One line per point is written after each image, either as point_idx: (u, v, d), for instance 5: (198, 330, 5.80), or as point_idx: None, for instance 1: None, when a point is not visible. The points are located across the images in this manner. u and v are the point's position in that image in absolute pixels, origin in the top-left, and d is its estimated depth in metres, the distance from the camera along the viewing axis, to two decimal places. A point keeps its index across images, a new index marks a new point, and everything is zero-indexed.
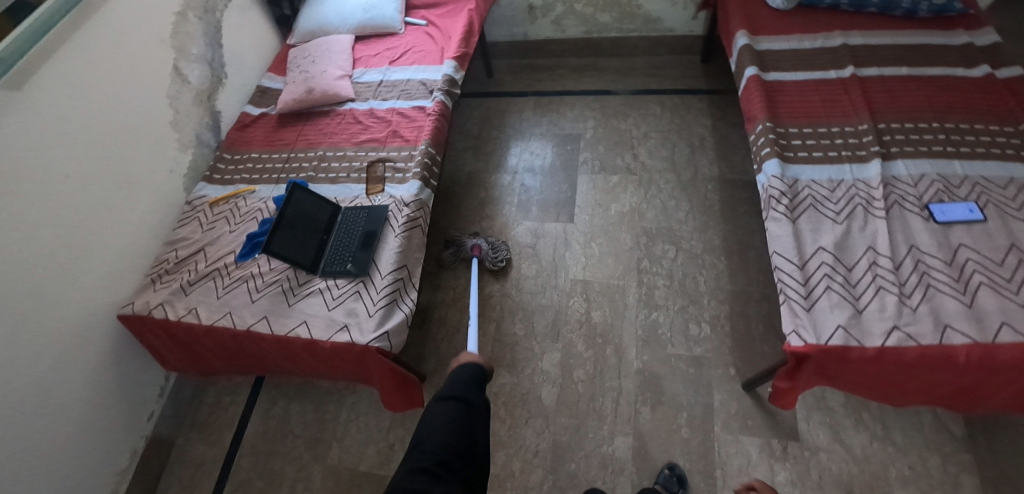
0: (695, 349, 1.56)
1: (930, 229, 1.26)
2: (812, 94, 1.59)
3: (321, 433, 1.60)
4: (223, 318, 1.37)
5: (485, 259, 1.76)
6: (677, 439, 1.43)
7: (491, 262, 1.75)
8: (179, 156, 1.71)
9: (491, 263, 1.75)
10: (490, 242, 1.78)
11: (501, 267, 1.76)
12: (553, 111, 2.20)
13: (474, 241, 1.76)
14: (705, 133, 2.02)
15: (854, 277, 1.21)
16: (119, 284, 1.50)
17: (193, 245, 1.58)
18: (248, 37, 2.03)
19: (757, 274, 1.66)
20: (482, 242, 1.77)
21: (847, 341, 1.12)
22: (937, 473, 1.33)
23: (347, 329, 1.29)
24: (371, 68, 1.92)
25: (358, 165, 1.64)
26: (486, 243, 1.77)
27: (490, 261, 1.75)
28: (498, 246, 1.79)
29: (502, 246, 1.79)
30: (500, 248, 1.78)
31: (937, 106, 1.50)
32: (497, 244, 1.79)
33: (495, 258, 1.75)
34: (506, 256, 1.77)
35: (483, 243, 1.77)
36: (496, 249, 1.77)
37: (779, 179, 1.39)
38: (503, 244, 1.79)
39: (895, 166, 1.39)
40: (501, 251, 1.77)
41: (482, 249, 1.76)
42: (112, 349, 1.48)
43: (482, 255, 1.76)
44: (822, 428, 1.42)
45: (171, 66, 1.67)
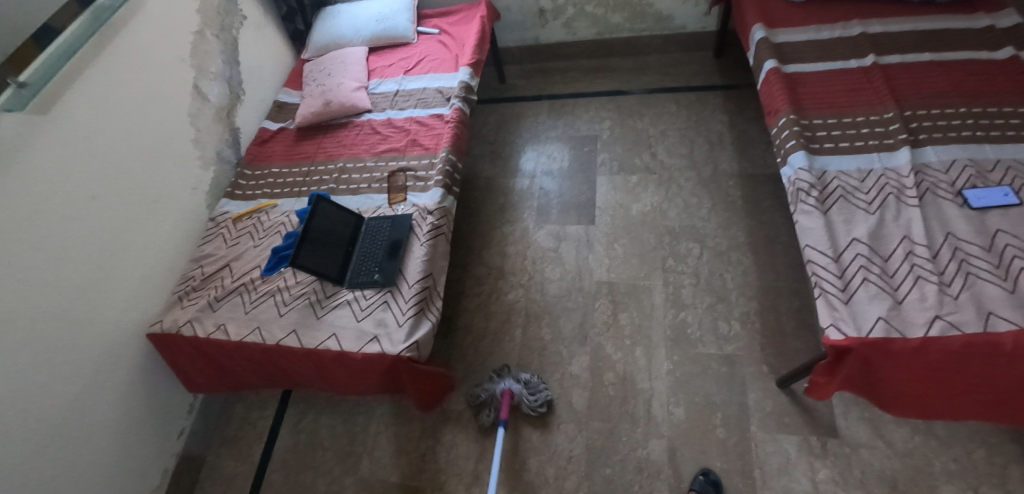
0: (726, 347, 1.54)
1: (965, 215, 1.24)
2: (834, 84, 1.57)
3: (351, 445, 1.59)
4: (252, 333, 1.37)
5: (523, 402, 1.49)
6: (713, 440, 1.41)
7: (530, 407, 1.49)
8: (202, 173, 1.73)
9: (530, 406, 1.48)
10: (523, 378, 1.51)
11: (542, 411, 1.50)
12: (568, 114, 2.20)
13: (504, 386, 1.48)
14: (723, 128, 2.01)
15: (891, 268, 1.19)
16: (147, 302, 1.51)
17: (219, 261, 1.59)
18: (264, 54, 2.05)
19: (785, 268, 1.64)
20: (514, 385, 1.49)
21: (888, 333, 1.09)
22: (984, 466, 1.29)
23: (377, 339, 1.28)
24: (386, 79, 1.93)
25: (379, 175, 1.65)
26: (519, 384, 1.49)
27: (529, 407, 1.48)
28: (532, 383, 1.51)
29: (537, 382, 1.51)
30: (535, 386, 1.51)
31: (964, 89, 1.48)
32: (531, 381, 1.51)
33: (535, 404, 1.48)
34: (544, 391, 1.50)
35: (515, 385, 1.49)
36: (532, 388, 1.50)
37: (806, 171, 1.37)
38: (540, 382, 1.52)
39: (924, 153, 1.37)
40: (539, 391, 1.50)
41: (517, 393, 1.48)
42: (142, 367, 1.48)
43: (516, 399, 1.49)
44: (861, 423, 1.39)
45: (191, 85, 1.69)
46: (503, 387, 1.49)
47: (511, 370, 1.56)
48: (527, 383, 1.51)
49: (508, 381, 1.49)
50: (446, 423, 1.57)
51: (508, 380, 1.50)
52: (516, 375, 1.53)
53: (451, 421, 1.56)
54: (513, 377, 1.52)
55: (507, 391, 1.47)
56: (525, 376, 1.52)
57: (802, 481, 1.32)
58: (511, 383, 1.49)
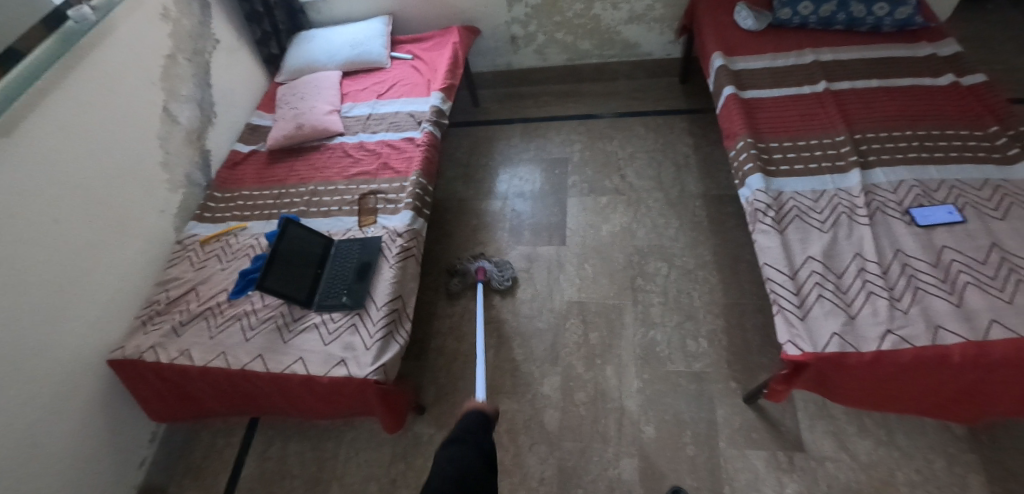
0: (694, 364, 1.56)
1: (913, 233, 1.30)
2: (789, 108, 1.65)
3: (319, 472, 1.55)
4: (217, 358, 1.35)
5: (493, 279, 1.77)
6: (683, 457, 1.42)
7: (499, 284, 1.77)
8: (170, 196, 1.71)
9: (498, 281, 1.77)
10: (493, 259, 1.80)
11: (509, 285, 1.78)
12: (540, 136, 2.24)
13: (478, 263, 1.78)
14: (688, 151, 2.07)
15: (845, 284, 1.24)
16: (108, 328, 1.47)
17: (185, 285, 1.56)
18: (237, 78, 2.06)
19: (750, 286, 1.69)
20: (487, 262, 1.79)
21: (843, 348, 1.13)
22: (943, 475, 1.33)
23: (344, 363, 1.27)
24: (359, 103, 1.95)
25: (349, 197, 1.65)
26: (491, 264, 1.79)
27: (499, 280, 1.77)
28: (502, 264, 1.80)
29: (505, 263, 1.81)
30: (504, 265, 1.80)
31: (910, 113, 1.56)
32: (501, 262, 1.81)
33: (502, 276, 1.77)
34: (511, 269, 1.80)
35: (487, 263, 1.78)
36: (501, 267, 1.79)
37: (763, 192, 1.43)
38: (507, 263, 1.81)
39: (874, 174, 1.43)
40: (506, 269, 1.79)
41: (487, 271, 1.77)
42: (101, 396, 1.44)
43: (487, 276, 1.77)
44: (826, 437, 1.42)
45: (161, 108, 1.69)
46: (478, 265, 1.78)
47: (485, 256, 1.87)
48: (497, 263, 1.81)
49: (482, 261, 1.79)
50: (418, 446, 1.55)
51: (482, 260, 1.80)
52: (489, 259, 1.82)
53: (422, 444, 1.54)
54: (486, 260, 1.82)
55: (480, 267, 1.76)
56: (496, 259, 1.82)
57: None
58: (484, 262, 1.78)
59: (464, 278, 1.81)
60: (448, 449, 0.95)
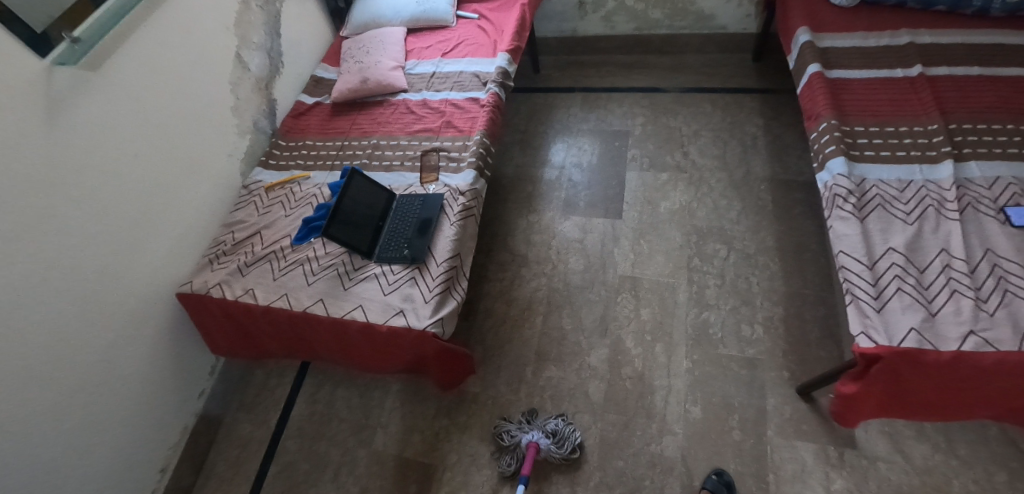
0: (748, 350, 1.53)
1: (1007, 233, 1.21)
2: (878, 91, 1.54)
3: (366, 418, 1.61)
4: (280, 299, 1.39)
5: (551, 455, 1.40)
6: (729, 441, 1.40)
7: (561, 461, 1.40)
8: (238, 141, 1.76)
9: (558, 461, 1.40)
10: (549, 430, 1.42)
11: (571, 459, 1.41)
12: (601, 107, 2.19)
13: (529, 438, 1.40)
14: (758, 132, 1.98)
15: (927, 279, 1.17)
16: (178, 262, 1.54)
17: (250, 227, 1.61)
18: (304, 28, 2.07)
19: (813, 275, 1.62)
20: (540, 439, 1.40)
21: (920, 344, 1.08)
22: (1005, 489, 1.27)
23: (403, 313, 1.30)
24: (424, 60, 1.94)
25: (412, 154, 1.66)
26: (546, 438, 1.41)
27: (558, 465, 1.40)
28: (564, 440, 1.41)
29: (565, 435, 1.42)
30: (563, 439, 1.41)
31: (1013, 106, 1.44)
32: (561, 432, 1.42)
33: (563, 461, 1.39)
34: (573, 445, 1.41)
35: (541, 438, 1.40)
36: (559, 441, 1.41)
37: (845, 177, 1.35)
38: (569, 431, 1.42)
39: (968, 168, 1.34)
40: (567, 442, 1.41)
41: (542, 447, 1.40)
42: (169, 326, 1.51)
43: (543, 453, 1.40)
44: (881, 436, 1.37)
45: (233, 54, 1.72)
46: (528, 441, 1.40)
47: (538, 418, 1.48)
48: (555, 436, 1.42)
49: (534, 433, 1.41)
50: (462, 404, 1.58)
51: (535, 430, 1.42)
52: (543, 425, 1.44)
53: (466, 402, 1.57)
54: (540, 427, 1.44)
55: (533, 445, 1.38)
56: (552, 427, 1.43)
57: (817, 490, 1.31)
58: (537, 435, 1.40)
59: (513, 452, 1.43)
60: None
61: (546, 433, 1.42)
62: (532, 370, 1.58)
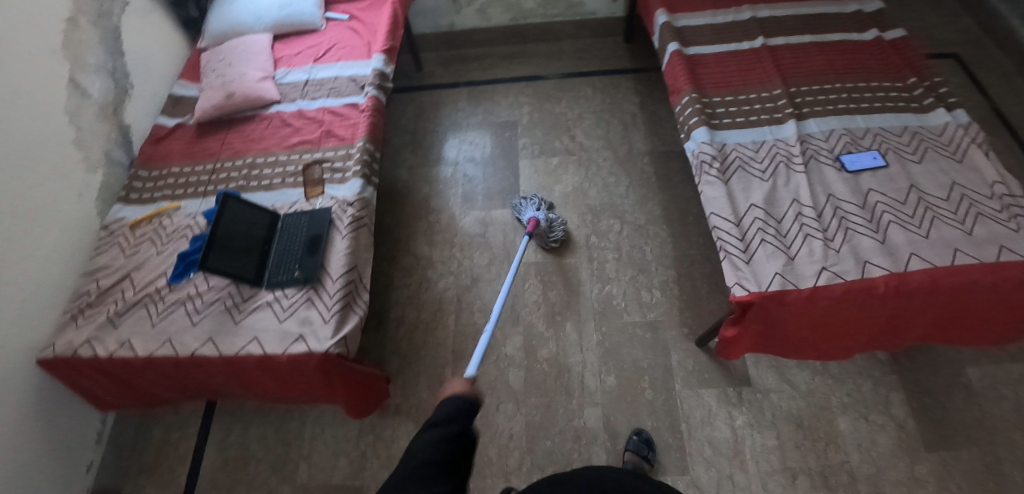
0: (649, 314, 1.63)
1: (843, 178, 1.40)
2: (729, 63, 1.70)
3: (285, 453, 1.52)
4: (162, 347, 1.27)
5: (543, 233, 1.74)
6: (643, 401, 1.50)
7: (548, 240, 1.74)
8: (88, 178, 1.57)
9: (547, 240, 1.75)
10: (550, 215, 1.75)
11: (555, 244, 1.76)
12: (487, 100, 2.21)
13: (533, 215, 1.74)
14: (635, 110, 2.10)
15: (784, 228, 1.32)
16: (33, 323, 1.35)
17: (116, 272, 1.45)
18: (152, 44, 1.87)
19: (696, 237, 1.76)
20: (541, 217, 1.73)
21: (784, 286, 1.21)
22: (870, 396, 1.48)
23: (302, 339, 1.23)
24: (294, 68, 1.84)
25: (292, 169, 1.57)
26: (545, 218, 1.74)
27: (545, 241, 1.75)
28: (555, 225, 1.75)
29: (558, 223, 1.76)
30: (557, 226, 1.75)
31: (838, 67, 1.65)
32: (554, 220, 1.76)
33: (551, 239, 1.74)
34: (562, 233, 1.75)
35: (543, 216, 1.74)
36: (553, 225, 1.75)
37: (708, 144, 1.48)
38: (561, 223, 1.77)
39: (808, 125, 1.52)
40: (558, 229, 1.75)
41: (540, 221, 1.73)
42: (34, 398, 1.33)
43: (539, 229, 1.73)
44: (770, 371, 1.54)
45: (66, 79, 1.52)
46: (530, 214, 1.75)
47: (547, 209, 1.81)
48: (552, 222, 1.75)
49: (539, 212, 1.74)
50: (386, 417, 1.54)
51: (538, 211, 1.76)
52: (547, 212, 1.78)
53: (390, 415, 1.54)
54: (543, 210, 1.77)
55: (535, 220, 1.70)
56: (552, 216, 1.76)
57: (722, 429, 1.45)
58: (541, 214, 1.74)
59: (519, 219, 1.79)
60: (430, 431, 0.87)
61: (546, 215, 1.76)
62: (452, 369, 1.58)
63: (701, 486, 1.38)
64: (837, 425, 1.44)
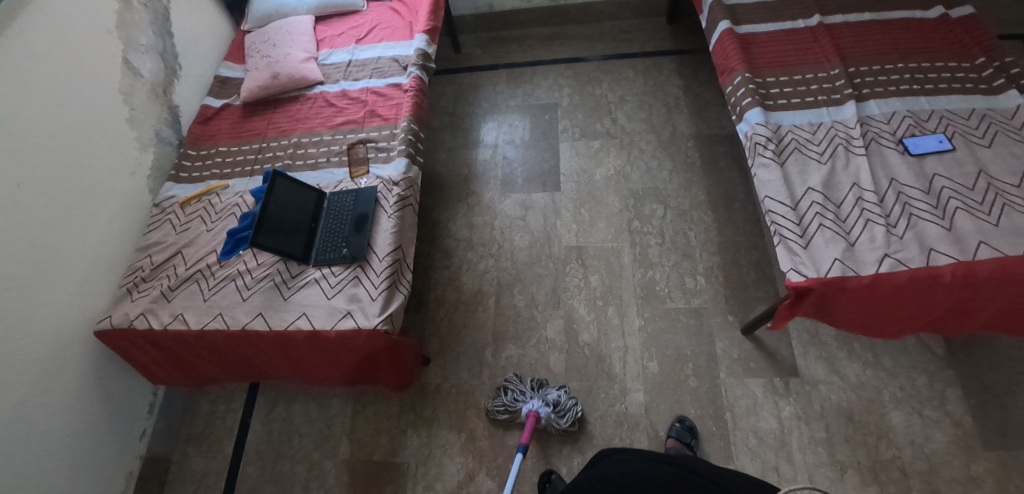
0: (693, 301, 1.60)
1: (906, 162, 1.34)
2: (783, 42, 1.63)
3: (328, 428, 1.55)
4: (214, 321, 1.31)
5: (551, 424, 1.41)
6: (686, 389, 1.47)
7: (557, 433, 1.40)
8: (141, 156, 1.60)
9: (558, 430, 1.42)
10: (551, 402, 1.41)
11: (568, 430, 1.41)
12: (526, 82, 2.18)
13: (529, 407, 1.40)
14: (679, 92, 2.04)
15: (843, 213, 1.27)
16: (90, 296, 1.40)
17: (169, 248, 1.49)
18: (200, 25, 1.90)
19: (743, 222, 1.72)
20: (542, 411, 1.39)
21: (844, 272, 1.17)
22: (926, 391, 1.42)
23: (350, 315, 1.25)
24: (337, 49, 1.84)
25: (337, 148, 1.58)
26: (546, 409, 1.40)
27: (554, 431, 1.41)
28: (562, 407, 1.42)
29: (566, 407, 1.42)
30: (566, 412, 1.41)
31: (901, 46, 1.57)
32: (559, 402, 1.42)
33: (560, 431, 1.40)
34: (573, 418, 1.41)
35: (542, 408, 1.40)
36: (559, 412, 1.41)
37: (762, 126, 1.43)
38: (569, 404, 1.42)
39: (868, 106, 1.46)
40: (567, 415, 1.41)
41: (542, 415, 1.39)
42: (92, 366, 1.38)
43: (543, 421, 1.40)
44: (819, 362, 1.49)
45: (119, 59, 1.55)
46: (527, 409, 1.41)
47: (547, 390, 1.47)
48: (555, 407, 1.41)
49: (535, 403, 1.40)
50: (426, 396, 1.55)
51: (534, 400, 1.42)
52: (542, 394, 1.43)
53: (430, 394, 1.55)
54: (540, 396, 1.43)
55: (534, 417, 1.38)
56: (554, 399, 1.42)
57: (768, 419, 1.42)
58: (539, 406, 1.40)
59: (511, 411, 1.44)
60: None
61: (546, 402, 1.42)
62: (492, 352, 1.58)
63: None
64: (889, 419, 1.40)
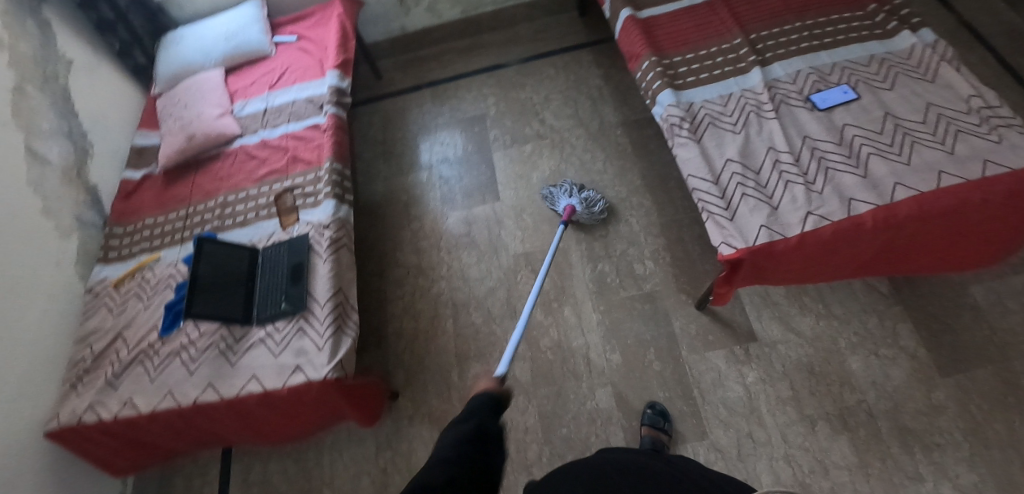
0: (645, 286, 1.62)
1: (816, 118, 1.38)
2: (684, 21, 1.66)
3: (307, 484, 1.51)
4: (164, 400, 1.27)
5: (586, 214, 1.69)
6: (652, 374, 1.49)
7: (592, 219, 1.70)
8: (63, 244, 1.55)
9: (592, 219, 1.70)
10: (584, 196, 1.69)
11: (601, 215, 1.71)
12: (452, 97, 2.18)
13: (568, 204, 1.69)
14: (601, 83, 2.07)
15: (763, 179, 1.30)
16: (33, 398, 1.34)
17: (108, 333, 1.44)
18: (105, 99, 1.85)
19: (680, 201, 1.74)
20: (575, 203, 1.68)
21: (771, 238, 1.20)
22: (877, 331, 1.47)
23: (300, 369, 1.23)
24: (251, 99, 1.81)
25: (265, 201, 1.56)
26: (579, 202, 1.69)
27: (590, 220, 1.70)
28: (591, 202, 1.70)
29: (594, 200, 1.70)
30: (594, 203, 1.70)
31: (796, 6, 1.62)
32: (588, 198, 1.70)
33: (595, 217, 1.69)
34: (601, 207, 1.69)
35: (576, 201, 1.69)
36: (591, 204, 1.69)
37: (675, 106, 1.45)
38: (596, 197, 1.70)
39: (773, 70, 1.49)
40: (596, 205, 1.69)
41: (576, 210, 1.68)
42: (48, 471, 1.33)
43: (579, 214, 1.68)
44: (774, 322, 1.52)
45: (23, 149, 1.49)
46: (565, 204, 1.70)
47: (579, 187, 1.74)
48: (587, 200, 1.69)
49: (570, 199, 1.69)
50: (401, 431, 1.53)
51: (570, 198, 1.70)
52: (577, 192, 1.71)
53: (404, 427, 1.53)
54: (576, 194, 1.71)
55: (568, 211, 1.65)
56: (584, 195, 1.70)
57: (735, 388, 1.44)
58: (573, 202, 1.68)
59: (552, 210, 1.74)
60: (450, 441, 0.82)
61: (579, 198, 1.70)
62: (459, 373, 1.58)
63: (722, 449, 1.37)
64: (848, 365, 1.43)
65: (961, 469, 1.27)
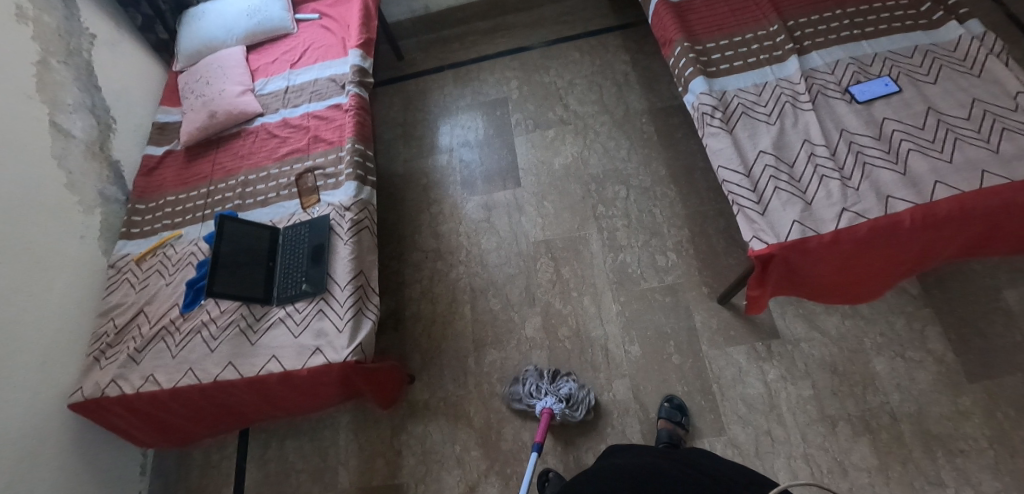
0: (667, 278, 1.59)
1: (854, 110, 1.33)
2: (719, 5, 1.61)
3: (324, 462, 1.53)
4: (185, 377, 1.28)
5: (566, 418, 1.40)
6: (671, 367, 1.47)
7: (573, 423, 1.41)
8: (86, 219, 1.56)
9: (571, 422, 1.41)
10: (567, 396, 1.40)
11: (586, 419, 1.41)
12: (474, 80, 2.14)
13: (543, 405, 1.39)
14: (627, 68, 2.02)
15: (797, 172, 1.26)
16: (58, 370, 1.36)
17: (130, 309, 1.45)
18: (128, 73, 1.84)
19: (706, 191, 1.70)
20: (555, 408, 1.39)
21: (804, 234, 1.16)
22: (905, 332, 1.43)
23: (319, 351, 1.23)
24: (272, 76, 1.79)
25: (286, 181, 1.55)
26: (560, 403, 1.40)
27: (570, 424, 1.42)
28: (575, 400, 1.41)
29: (579, 399, 1.41)
30: (579, 404, 1.41)
31: None
32: (573, 396, 1.41)
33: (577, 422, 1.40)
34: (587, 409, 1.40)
35: (555, 403, 1.40)
36: (573, 404, 1.40)
37: (707, 95, 1.41)
38: (582, 395, 1.42)
39: (811, 59, 1.44)
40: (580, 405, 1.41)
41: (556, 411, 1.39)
42: (72, 441, 1.35)
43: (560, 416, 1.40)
44: (798, 320, 1.49)
45: (47, 123, 1.50)
46: (541, 405, 1.40)
47: (560, 377, 1.46)
48: (569, 401, 1.40)
49: (548, 399, 1.40)
50: (416, 414, 1.54)
51: (546, 397, 1.41)
52: (557, 391, 1.42)
53: (420, 410, 1.54)
54: (554, 391, 1.42)
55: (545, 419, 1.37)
56: (565, 394, 1.41)
57: (755, 385, 1.42)
58: (552, 404, 1.39)
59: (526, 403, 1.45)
60: None
61: (559, 398, 1.40)
62: (475, 360, 1.57)
63: (739, 445, 1.36)
64: (873, 366, 1.40)
65: (986, 476, 1.24)
